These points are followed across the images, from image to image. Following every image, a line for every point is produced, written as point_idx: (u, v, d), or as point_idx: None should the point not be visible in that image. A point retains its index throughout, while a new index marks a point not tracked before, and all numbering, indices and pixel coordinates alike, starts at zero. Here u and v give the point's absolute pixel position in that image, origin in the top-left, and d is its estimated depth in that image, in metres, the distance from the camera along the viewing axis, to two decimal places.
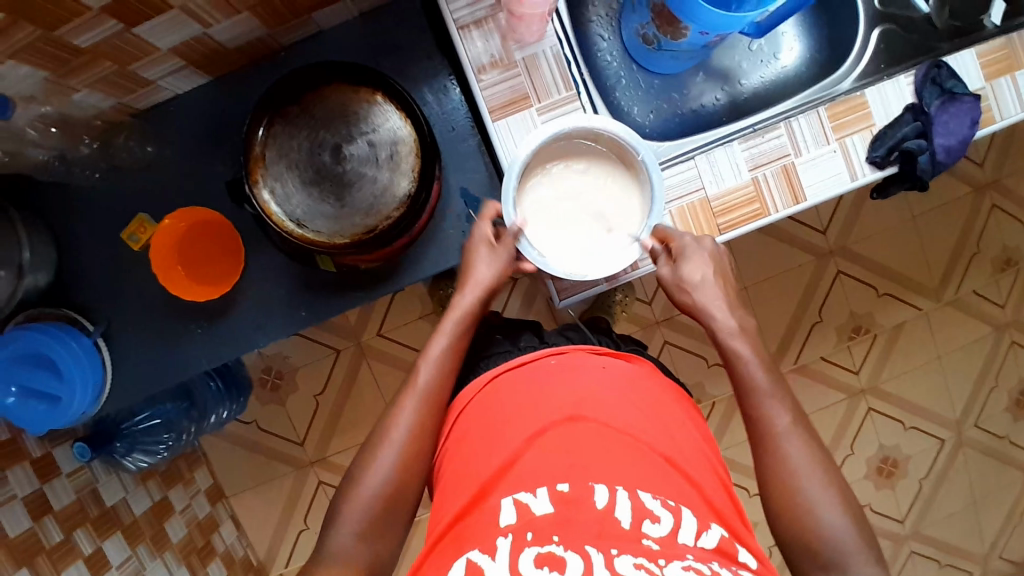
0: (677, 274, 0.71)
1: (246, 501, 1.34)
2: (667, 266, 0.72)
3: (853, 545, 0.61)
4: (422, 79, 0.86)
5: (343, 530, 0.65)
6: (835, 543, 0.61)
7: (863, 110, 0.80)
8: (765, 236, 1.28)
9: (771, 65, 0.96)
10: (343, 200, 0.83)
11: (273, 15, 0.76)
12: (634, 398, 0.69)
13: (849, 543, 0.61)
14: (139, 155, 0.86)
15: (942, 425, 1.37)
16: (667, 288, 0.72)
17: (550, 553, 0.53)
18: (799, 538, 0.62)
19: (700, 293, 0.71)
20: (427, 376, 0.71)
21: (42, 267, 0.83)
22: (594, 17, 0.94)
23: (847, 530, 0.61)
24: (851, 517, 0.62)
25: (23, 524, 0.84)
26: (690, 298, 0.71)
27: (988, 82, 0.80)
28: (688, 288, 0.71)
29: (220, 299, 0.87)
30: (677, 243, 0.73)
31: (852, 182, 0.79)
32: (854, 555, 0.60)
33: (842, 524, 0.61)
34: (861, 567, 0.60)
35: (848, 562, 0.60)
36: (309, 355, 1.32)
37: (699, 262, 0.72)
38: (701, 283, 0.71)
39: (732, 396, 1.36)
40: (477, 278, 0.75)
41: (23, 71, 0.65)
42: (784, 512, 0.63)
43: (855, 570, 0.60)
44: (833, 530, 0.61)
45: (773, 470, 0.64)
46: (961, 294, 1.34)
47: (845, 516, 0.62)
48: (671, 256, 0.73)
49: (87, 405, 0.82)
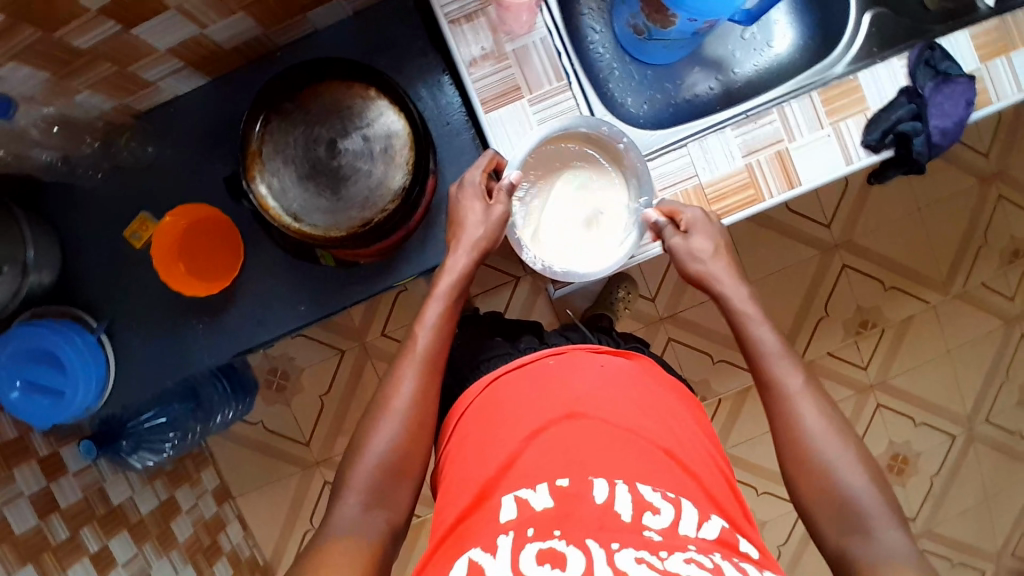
0: (688, 244, 0.74)
1: (252, 502, 1.35)
2: (676, 237, 0.74)
3: (876, 509, 0.59)
4: (417, 76, 0.87)
5: (349, 500, 0.64)
6: (858, 510, 0.59)
7: (857, 94, 0.79)
8: (768, 230, 1.27)
9: (765, 54, 0.96)
10: (338, 194, 0.84)
11: (269, 14, 0.77)
12: (634, 394, 0.68)
13: (872, 507, 0.59)
14: (142, 155, 0.87)
15: (953, 420, 1.34)
16: (676, 257, 0.75)
17: (552, 549, 0.52)
18: (823, 505, 0.61)
19: (711, 263, 0.73)
20: (426, 341, 0.72)
21: (46, 266, 0.85)
22: (586, 10, 0.94)
23: (866, 490, 0.60)
24: (870, 477, 0.61)
25: (29, 521, 0.85)
26: (701, 266, 0.73)
27: (983, 63, 0.80)
28: (698, 258, 0.73)
29: (221, 295, 0.88)
30: (684, 215, 0.75)
31: (848, 167, 0.79)
32: (878, 518, 0.58)
33: (862, 485, 0.60)
34: (885, 531, 0.58)
35: (871, 526, 0.58)
36: (314, 356, 1.33)
37: (709, 236, 0.74)
38: (709, 255, 0.74)
39: (739, 392, 1.35)
40: (468, 238, 0.75)
41: (24, 70, 0.67)
42: (807, 482, 0.62)
43: (878, 534, 0.58)
44: (852, 491, 0.60)
45: (793, 434, 0.64)
46: (969, 287, 1.32)
47: (865, 477, 0.60)
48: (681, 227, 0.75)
49: (91, 400, 0.84)
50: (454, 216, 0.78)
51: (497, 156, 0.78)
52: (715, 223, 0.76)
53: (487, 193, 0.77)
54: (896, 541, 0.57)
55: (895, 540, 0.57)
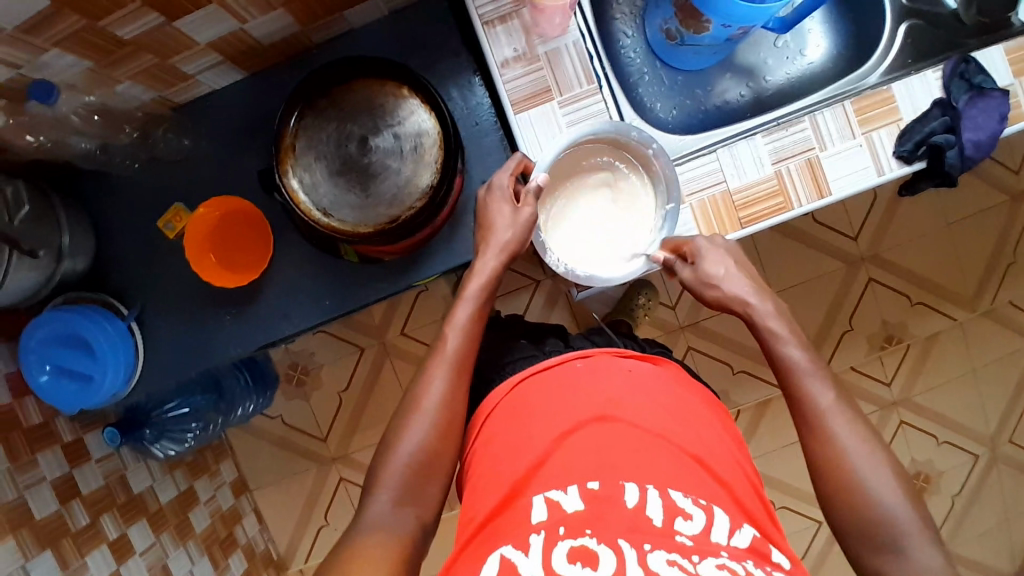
0: (701, 272, 0.72)
1: (268, 495, 1.36)
2: (686, 270, 0.73)
3: (910, 527, 0.58)
4: (448, 77, 0.87)
5: (380, 496, 0.65)
6: (890, 526, 0.59)
7: (890, 105, 0.79)
8: (793, 240, 1.26)
9: (797, 62, 0.96)
10: (367, 190, 0.85)
11: (307, 11, 0.79)
12: (664, 400, 0.68)
13: (905, 525, 0.58)
14: (177, 147, 0.89)
15: (977, 440, 1.32)
16: (692, 288, 0.73)
17: (584, 547, 0.53)
18: (854, 519, 0.60)
19: (726, 285, 0.72)
20: (455, 341, 0.72)
21: (81, 252, 0.86)
22: (618, 15, 0.95)
23: (901, 509, 0.59)
24: (905, 494, 0.60)
25: (50, 506, 0.86)
26: (716, 291, 0.72)
27: (1015, 79, 0.79)
28: (714, 283, 0.72)
29: (249, 287, 0.90)
30: (690, 246, 0.74)
31: (879, 177, 0.78)
32: (913, 536, 0.58)
33: (895, 502, 0.59)
34: (919, 549, 0.58)
35: (906, 544, 0.58)
36: (334, 352, 1.34)
37: (718, 258, 0.73)
38: (725, 276, 0.72)
39: (758, 404, 1.33)
40: (498, 240, 0.75)
41: (67, 59, 0.69)
42: (840, 496, 0.61)
43: (913, 552, 0.58)
44: (886, 507, 0.59)
45: (825, 448, 0.63)
46: (997, 305, 1.30)
47: (898, 493, 0.60)
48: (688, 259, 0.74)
49: (119, 384, 0.85)
50: (482, 218, 0.78)
51: (524, 160, 0.78)
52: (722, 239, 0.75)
53: (516, 196, 0.77)
54: (931, 560, 0.57)
55: (930, 558, 0.57)
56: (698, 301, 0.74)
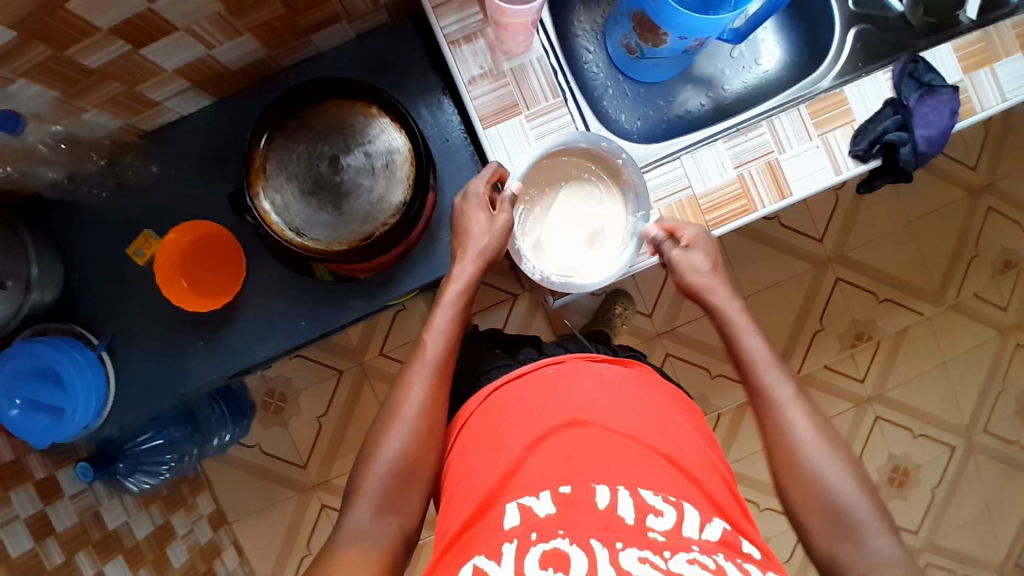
0: (687, 258, 0.75)
1: (249, 526, 1.33)
2: (676, 249, 0.75)
3: (866, 515, 0.59)
4: (417, 96, 0.89)
5: (361, 507, 0.64)
6: (847, 517, 0.59)
7: (844, 107, 0.82)
8: (763, 245, 1.30)
9: (753, 71, 0.99)
10: (340, 208, 0.86)
11: (274, 36, 0.80)
12: (633, 401, 0.68)
13: (861, 514, 0.59)
14: (146, 174, 0.89)
15: (951, 431, 1.35)
16: (677, 270, 0.75)
17: (556, 549, 0.52)
18: (814, 512, 0.61)
19: (709, 276, 0.74)
20: (435, 348, 0.72)
21: (49, 284, 0.85)
22: (579, 32, 0.98)
23: (858, 499, 0.60)
24: (860, 485, 0.61)
25: (25, 545, 0.84)
26: (699, 278, 0.74)
27: (966, 75, 0.83)
28: (699, 270, 0.74)
29: (223, 311, 0.89)
30: (685, 230, 0.76)
31: (837, 176, 0.81)
32: (868, 526, 0.59)
33: (850, 491, 0.60)
34: (876, 537, 0.58)
35: (864, 534, 0.59)
36: (312, 377, 1.33)
37: (707, 251, 0.75)
38: (708, 269, 0.74)
39: (738, 407, 1.35)
40: (475, 247, 0.76)
41: (33, 89, 0.69)
42: (797, 489, 0.62)
43: (871, 540, 0.58)
44: (842, 499, 0.60)
45: (783, 445, 0.64)
46: (962, 298, 1.33)
47: (853, 484, 0.61)
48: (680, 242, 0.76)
49: (90, 418, 0.83)
50: (458, 227, 0.79)
51: (498, 167, 0.78)
52: (708, 235, 0.77)
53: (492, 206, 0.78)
54: (886, 548, 0.58)
55: (886, 546, 0.58)
56: (676, 284, 0.76)
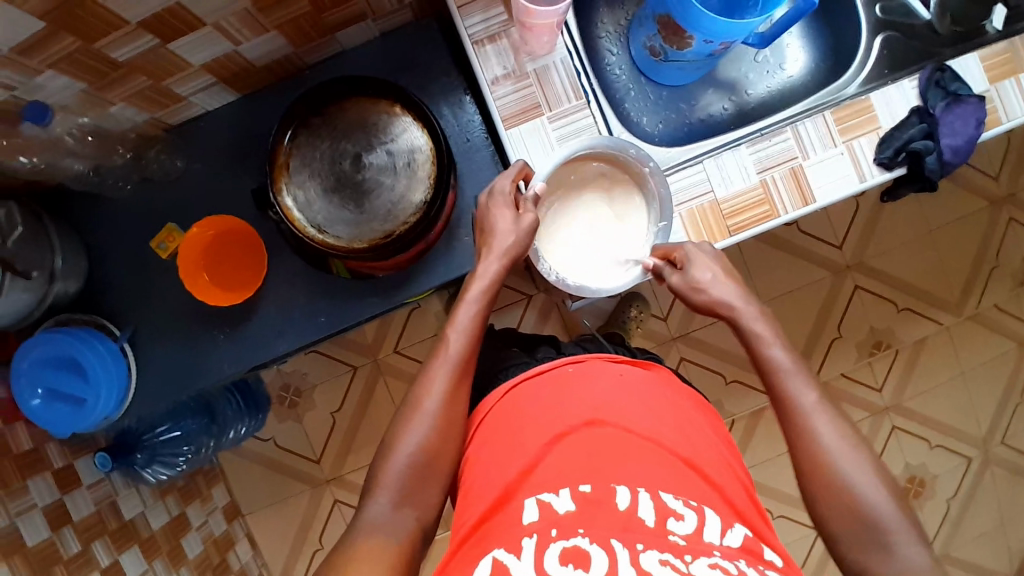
0: (688, 278, 0.74)
1: (261, 520, 1.34)
2: (674, 275, 0.75)
3: (895, 522, 0.59)
4: (440, 95, 0.89)
5: (380, 498, 0.65)
6: (879, 524, 0.59)
7: (869, 113, 0.81)
8: (780, 251, 1.29)
9: (777, 76, 0.99)
10: (362, 206, 0.86)
11: (300, 34, 0.80)
12: (653, 403, 0.68)
13: (891, 520, 0.59)
14: (170, 168, 0.90)
15: (968, 443, 1.33)
16: (682, 294, 0.75)
17: (576, 548, 0.52)
18: (843, 521, 0.61)
19: (714, 290, 0.73)
20: (459, 342, 0.72)
21: (72, 275, 0.86)
22: (602, 34, 0.98)
23: (887, 507, 0.60)
24: (889, 493, 0.61)
25: (42, 534, 0.85)
26: (704, 296, 0.73)
27: (993, 84, 0.82)
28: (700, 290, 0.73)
29: (243, 305, 0.90)
30: (682, 252, 0.76)
31: (861, 183, 0.80)
32: (898, 533, 0.59)
33: (881, 499, 0.60)
34: (906, 546, 0.58)
35: (893, 542, 0.59)
36: (327, 372, 1.34)
37: (707, 266, 0.74)
38: (711, 282, 0.73)
39: (752, 413, 1.34)
40: (500, 246, 0.76)
41: (62, 81, 0.69)
42: (824, 497, 0.62)
43: (900, 548, 0.58)
44: (871, 505, 0.60)
45: (810, 451, 0.64)
46: (982, 308, 1.32)
47: (882, 490, 0.61)
48: (677, 265, 0.76)
49: (111, 408, 0.84)
50: (482, 222, 0.78)
51: (524, 168, 0.78)
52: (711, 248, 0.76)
53: (516, 201, 0.78)
54: (915, 556, 0.58)
55: (917, 554, 0.58)
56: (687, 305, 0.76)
